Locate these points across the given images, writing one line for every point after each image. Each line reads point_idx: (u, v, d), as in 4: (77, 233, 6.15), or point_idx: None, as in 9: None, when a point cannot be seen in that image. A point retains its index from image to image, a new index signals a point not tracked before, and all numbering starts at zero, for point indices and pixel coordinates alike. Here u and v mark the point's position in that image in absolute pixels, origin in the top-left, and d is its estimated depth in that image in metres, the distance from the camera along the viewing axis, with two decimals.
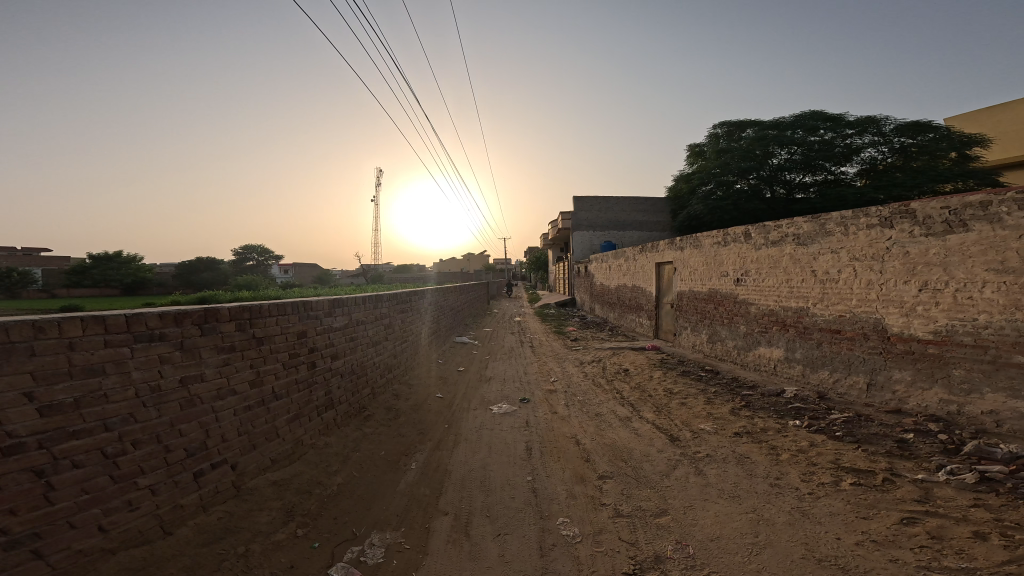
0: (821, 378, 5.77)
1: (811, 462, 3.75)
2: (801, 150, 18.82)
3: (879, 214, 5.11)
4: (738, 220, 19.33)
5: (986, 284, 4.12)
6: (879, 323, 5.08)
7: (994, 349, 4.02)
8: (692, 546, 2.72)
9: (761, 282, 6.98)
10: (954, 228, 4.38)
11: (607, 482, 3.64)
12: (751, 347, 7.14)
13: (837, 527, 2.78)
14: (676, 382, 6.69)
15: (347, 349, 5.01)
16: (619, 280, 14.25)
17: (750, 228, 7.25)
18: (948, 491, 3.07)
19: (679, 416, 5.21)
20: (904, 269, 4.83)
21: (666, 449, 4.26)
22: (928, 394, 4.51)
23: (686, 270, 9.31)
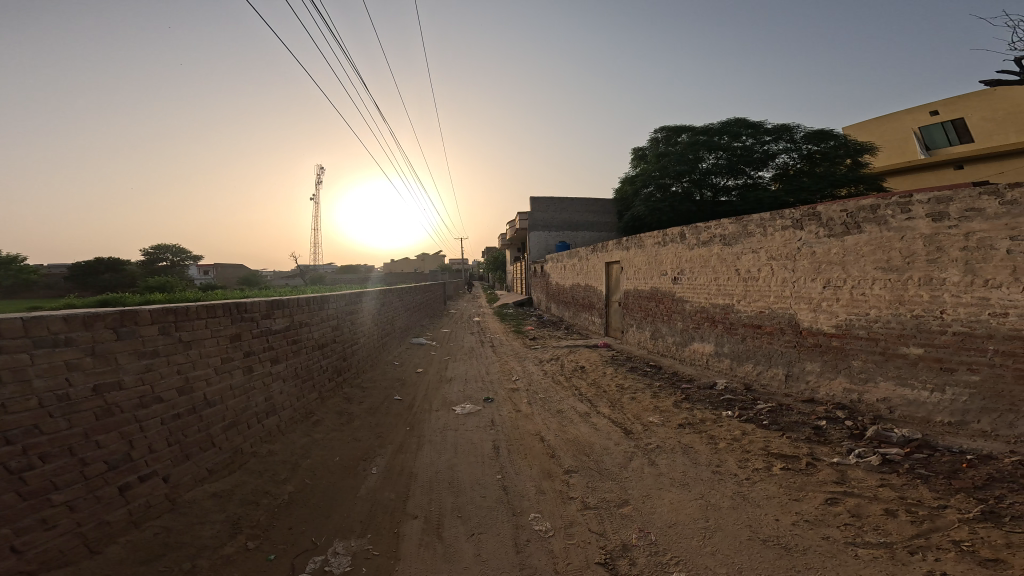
0: (746, 371, 6.24)
1: (745, 449, 4.05)
2: (726, 155, 20.15)
3: (791, 216, 5.58)
4: (676, 220, 20.26)
5: (876, 282, 4.66)
6: (792, 319, 5.58)
7: (883, 341, 4.56)
8: (654, 533, 2.86)
9: (694, 280, 7.42)
10: (851, 229, 4.90)
11: (572, 476, 3.73)
12: (687, 342, 7.58)
13: (774, 509, 3.03)
14: (627, 378, 6.96)
15: (289, 353, 4.75)
16: (572, 279, 14.58)
17: (685, 229, 7.67)
18: (860, 472, 3.44)
19: (632, 410, 5.43)
20: (811, 268, 5.35)
21: (621, 442, 4.44)
22: (834, 384, 5.02)
23: (631, 269, 9.69)
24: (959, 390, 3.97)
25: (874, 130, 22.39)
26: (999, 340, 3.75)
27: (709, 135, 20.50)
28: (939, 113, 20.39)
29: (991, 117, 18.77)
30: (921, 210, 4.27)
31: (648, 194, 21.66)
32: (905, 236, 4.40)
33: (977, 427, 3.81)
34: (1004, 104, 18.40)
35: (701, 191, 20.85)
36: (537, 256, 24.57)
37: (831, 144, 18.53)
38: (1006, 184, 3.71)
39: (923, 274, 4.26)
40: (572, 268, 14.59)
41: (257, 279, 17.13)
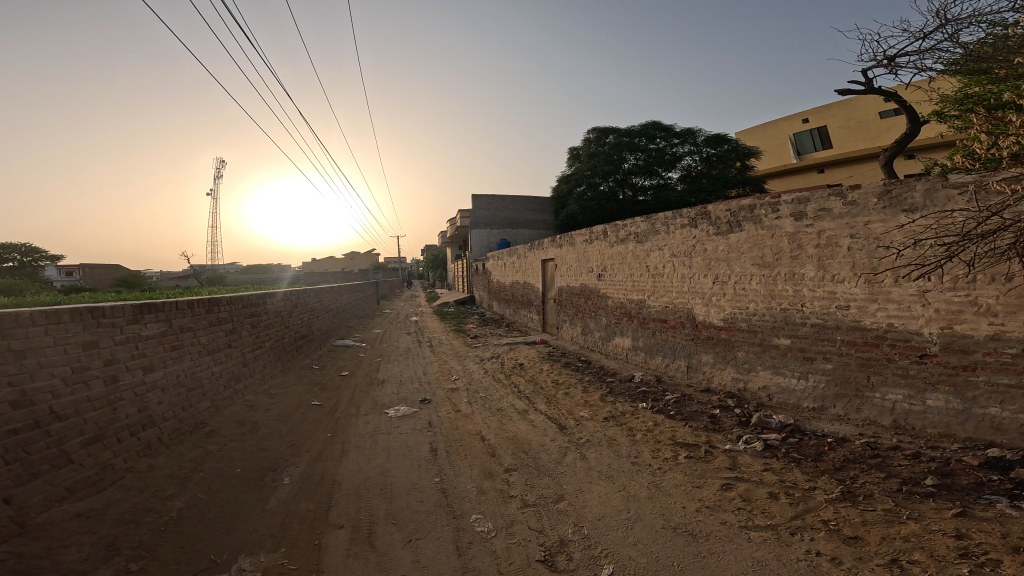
0: (657, 363, 6.72)
1: (657, 439, 4.40)
2: (644, 155, 21.28)
3: (688, 216, 6.08)
4: (602, 219, 21.39)
5: (754, 277, 5.25)
6: (691, 313, 6.11)
7: (760, 333, 5.19)
8: (587, 527, 3.00)
9: (614, 278, 7.81)
10: (733, 228, 5.47)
11: (512, 474, 3.79)
12: (611, 337, 7.98)
13: (681, 497, 3.34)
14: (562, 374, 7.18)
15: (168, 360, 4.24)
16: (511, 277, 14.64)
17: (606, 228, 8.02)
18: (747, 458, 3.89)
19: (566, 406, 5.63)
20: (703, 264, 5.89)
21: (556, 438, 4.58)
22: (725, 374, 5.60)
23: (563, 266, 9.94)
24: (820, 377, 4.62)
25: (758, 137, 25.02)
26: (845, 331, 4.43)
27: (631, 138, 21.64)
28: (809, 120, 22.84)
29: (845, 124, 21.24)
30: (787, 210, 4.86)
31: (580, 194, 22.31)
32: (774, 234, 5.02)
33: (833, 411, 4.46)
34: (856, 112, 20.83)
35: (624, 190, 21.78)
36: (478, 254, 24.23)
37: (726, 148, 20.59)
38: (847, 187, 4.36)
39: (787, 269, 4.91)
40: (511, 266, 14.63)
41: (143, 283, 14.81)
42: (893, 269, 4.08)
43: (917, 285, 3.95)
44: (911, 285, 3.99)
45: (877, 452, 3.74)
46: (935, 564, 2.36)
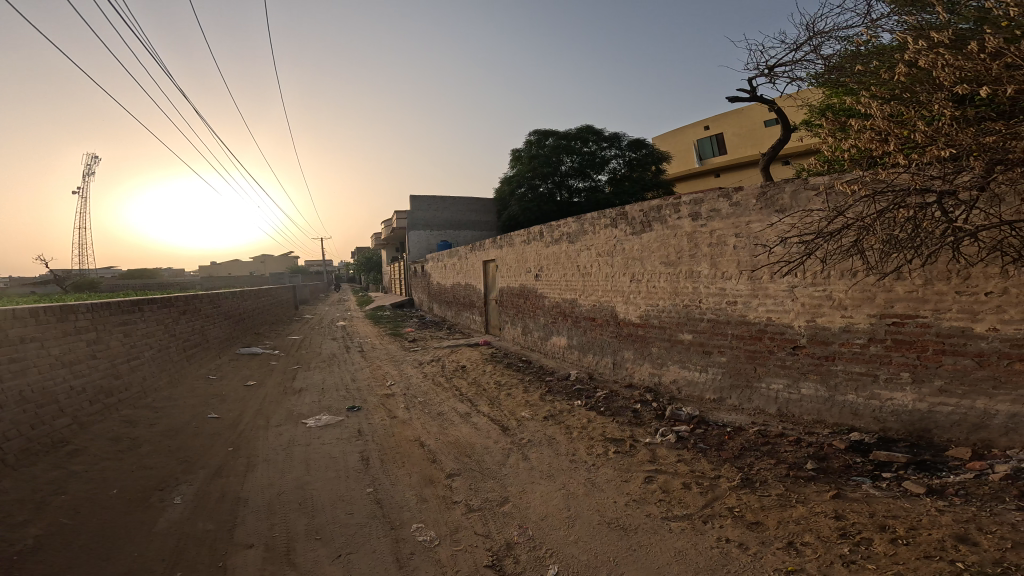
0: (589, 361, 6.98)
1: (591, 436, 4.60)
2: (579, 159, 21.89)
3: (610, 215, 6.38)
4: (541, 219, 21.95)
5: (661, 275, 5.68)
6: (614, 312, 6.44)
7: (667, 330, 5.65)
8: (531, 528, 3.07)
9: (549, 277, 7.98)
10: (644, 227, 5.86)
11: (455, 479, 3.77)
12: (549, 335, 8.14)
13: (613, 491, 3.53)
14: (504, 374, 7.22)
15: (6, 376, 3.67)
16: (452, 276, 14.41)
17: (541, 228, 8.14)
18: (664, 450, 4.18)
19: (508, 406, 5.69)
20: (622, 263, 6.23)
21: (498, 439, 4.64)
22: (643, 369, 5.97)
23: (503, 267, 9.97)
24: (717, 369, 5.11)
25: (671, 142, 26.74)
26: (733, 325, 4.95)
27: (568, 140, 22.18)
28: (709, 126, 24.49)
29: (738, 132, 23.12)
30: (686, 210, 5.30)
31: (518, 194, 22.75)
32: (676, 233, 5.47)
33: (730, 402, 4.95)
34: (746, 121, 22.64)
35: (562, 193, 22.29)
36: (417, 254, 23.60)
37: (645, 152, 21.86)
38: (733, 190, 4.83)
39: (687, 266, 5.37)
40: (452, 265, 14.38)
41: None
42: (768, 265, 4.61)
43: (787, 280, 4.50)
44: (782, 281, 4.55)
45: (767, 438, 4.21)
46: (823, 545, 2.70)
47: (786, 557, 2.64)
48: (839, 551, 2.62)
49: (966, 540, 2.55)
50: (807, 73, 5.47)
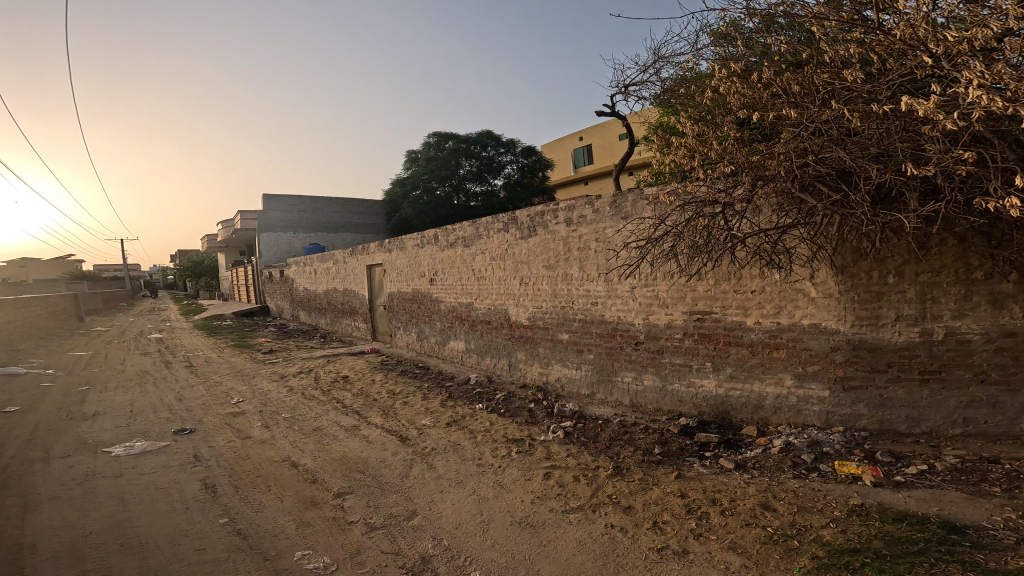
0: (487, 364, 7.02)
1: (494, 438, 4.64)
2: (478, 163, 22.02)
3: (502, 220, 6.51)
4: (439, 222, 21.58)
5: (545, 279, 5.95)
6: (507, 314, 6.58)
7: (549, 329, 5.94)
8: (446, 538, 2.99)
9: (444, 281, 7.89)
10: (529, 232, 6.10)
11: (347, 499, 3.52)
12: (445, 341, 8.04)
13: (520, 491, 3.61)
14: (398, 383, 6.94)
15: None
16: (326, 284, 13.47)
17: (437, 231, 8.01)
18: (557, 446, 4.37)
19: (404, 415, 5.49)
20: (514, 267, 6.39)
21: (398, 451, 4.45)
22: (533, 368, 6.19)
23: (392, 271, 9.62)
24: (587, 366, 5.53)
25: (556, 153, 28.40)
26: (597, 325, 5.43)
27: (467, 143, 22.18)
28: (583, 138, 26.34)
29: (602, 144, 25.17)
30: (562, 216, 5.64)
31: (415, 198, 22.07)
32: (555, 238, 5.78)
33: (600, 396, 5.40)
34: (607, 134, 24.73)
35: (459, 196, 22.06)
36: (271, 261, 21.09)
37: (539, 160, 22.81)
38: (595, 197, 5.29)
39: (563, 270, 5.72)
40: (326, 270, 13.41)
41: None
42: (617, 268, 5.18)
43: (630, 282, 5.10)
44: (625, 283, 5.14)
45: (625, 427, 4.64)
46: (677, 522, 3.06)
47: (655, 537, 2.93)
48: (690, 526, 3.00)
49: (768, 508, 3.11)
50: (652, 93, 6.28)
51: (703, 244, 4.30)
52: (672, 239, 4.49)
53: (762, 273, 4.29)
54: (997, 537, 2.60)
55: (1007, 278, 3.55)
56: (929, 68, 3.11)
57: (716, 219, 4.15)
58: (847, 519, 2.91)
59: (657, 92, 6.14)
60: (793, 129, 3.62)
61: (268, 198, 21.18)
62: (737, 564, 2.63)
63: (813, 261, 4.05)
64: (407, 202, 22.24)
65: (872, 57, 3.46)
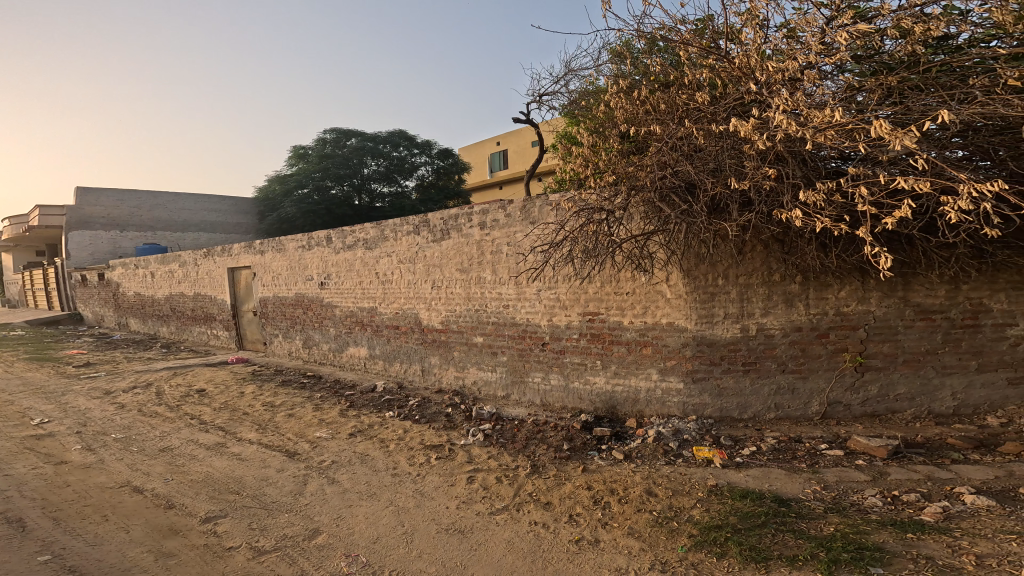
0: (396, 369, 6.80)
1: (409, 446, 4.49)
2: (386, 164, 21.29)
3: (414, 224, 6.37)
4: (333, 223, 20.65)
5: (459, 282, 5.92)
6: (418, 319, 6.45)
7: (464, 334, 5.92)
8: (363, 554, 2.85)
9: (341, 285, 7.50)
10: (444, 236, 6.02)
11: (220, 523, 3.19)
12: (342, 348, 7.63)
13: (443, 497, 3.54)
14: (274, 395, 6.44)
15: None
16: (171, 287, 11.98)
17: (330, 233, 7.61)
18: (480, 449, 4.36)
19: (289, 429, 5.10)
20: (425, 270, 6.28)
21: (286, 467, 4.14)
22: (448, 372, 6.12)
23: (266, 275, 8.95)
24: (501, 368, 5.61)
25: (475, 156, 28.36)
26: (510, 327, 5.51)
27: (376, 143, 21.50)
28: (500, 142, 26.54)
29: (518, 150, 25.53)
30: (476, 219, 5.67)
31: (298, 199, 20.29)
32: (470, 243, 5.77)
33: (514, 397, 5.51)
34: (522, 140, 25.13)
35: (358, 196, 21.12)
36: (84, 262, 17.08)
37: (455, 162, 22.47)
38: (508, 201, 5.36)
39: (476, 273, 5.74)
40: (167, 272, 12.03)
41: None
42: (526, 272, 5.32)
43: (537, 285, 5.26)
44: (533, 285, 5.29)
45: (539, 426, 4.76)
46: (588, 513, 3.22)
47: (573, 529, 3.06)
48: (599, 516, 3.18)
49: (652, 492, 3.42)
50: (562, 103, 6.54)
51: (594, 248, 4.66)
52: (569, 243, 4.81)
53: (632, 275, 4.74)
54: (812, 507, 3.16)
55: (794, 280, 4.40)
56: (754, 92, 3.83)
57: (602, 225, 4.53)
58: (708, 498, 3.32)
59: (565, 102, 6.42)
60: (657, 143, 4.18)
61: (82, 188, 17.29)
62: (637, 547, 2.85)
63: (668, 264, 4.58)
64: (289, 201, 20.27)
65: (716, 82, 4.17)
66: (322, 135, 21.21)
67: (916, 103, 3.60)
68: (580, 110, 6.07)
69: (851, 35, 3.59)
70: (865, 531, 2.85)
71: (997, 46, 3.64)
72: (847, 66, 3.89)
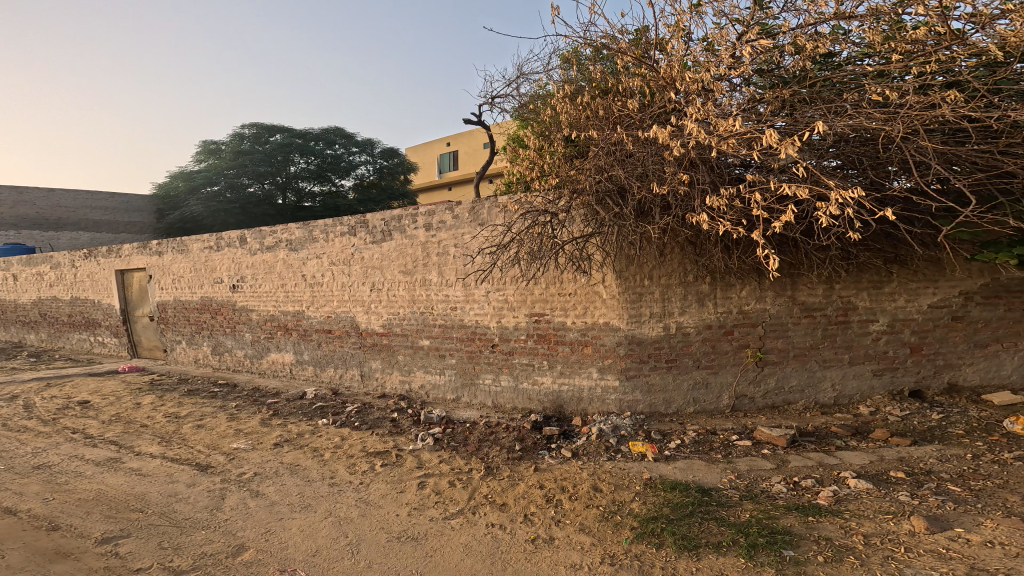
0: (329, 375, 6.38)
1: (348, 454, 4.20)
2: (318, 161, 20.25)
3: (348, 224, 6.04)
4: (248, 223, 19.27)
5: (401, 284, 5.68)
6: (354, 322, 6.10)
7: (409, 336, 5.68)
8: (299, 569, 2.63)
9: (258, 287, 6.96)
10: (385, 237, 5.75)
11: (122, 544, 2.87)
12: (262, 354, 7.05)
13: (392, 505, 3.33)
14: (177, 405, 5.83)
15: None
16: (44, 289, 10.50)
17: (245, 234, 7.04)
18: (429, 453, 4.17)
19: (201, 441, 4.61)
20: (361, 272, 5.98)
21: (198, 481, 3.74)
22: (392, 377, 5.84)
23: (165, 278, 8.13)
24: (451, 371, 5.43)
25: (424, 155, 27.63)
26: (458, 329, 5.36)
27: (307, 140, 20.31)
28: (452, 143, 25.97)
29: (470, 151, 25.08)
30: (422, 220, 5.48)
31: (210, 195, 18.76)
32: (413, 245, 5.56)
33: (465, 399, 5.35)
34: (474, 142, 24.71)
35: (283, 195, 19.96)
36: None
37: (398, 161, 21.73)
38: (456, 202, 5.23)
39: (421, 275, 5.53)
40: (33, 274, 10.62)
41: None
42: (475, 274, 5.20)
43: (485, 287, 5.16)
44: (482, 287, 5.18)
45: (492, 427, 4.64)
46: (543, 512, 3.16)
47: (528, 528, 3.00)
48: (552, 514, 3.14)
49: (597, 488, 3.44)
50: (513, 106, 6.52)
51: (538, 251, 4.65)
52: (516, 245, 4.79)
53: (574, 276, 4.78)
54: (729, 495, 3.32)
55: (705, 280, 4.65)
56: (674, 101, 4.03)
57: (547, 228, 4.59)
58: (645, 491, 3.39)
59: (517, 106, 6.41)
60: (596, 148, 4.29)
61: None
62: (588, 542, 2.83)
63: (604, 266, 4.68)
64: (194, 198, 18.65)
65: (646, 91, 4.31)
66: (239, 130, 19.70)
67: (802, 115, 3.93)
68: (529, 113, 6.06)
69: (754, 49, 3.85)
70: (775, 516, 3.04)
71: (868, 64, 4.07)
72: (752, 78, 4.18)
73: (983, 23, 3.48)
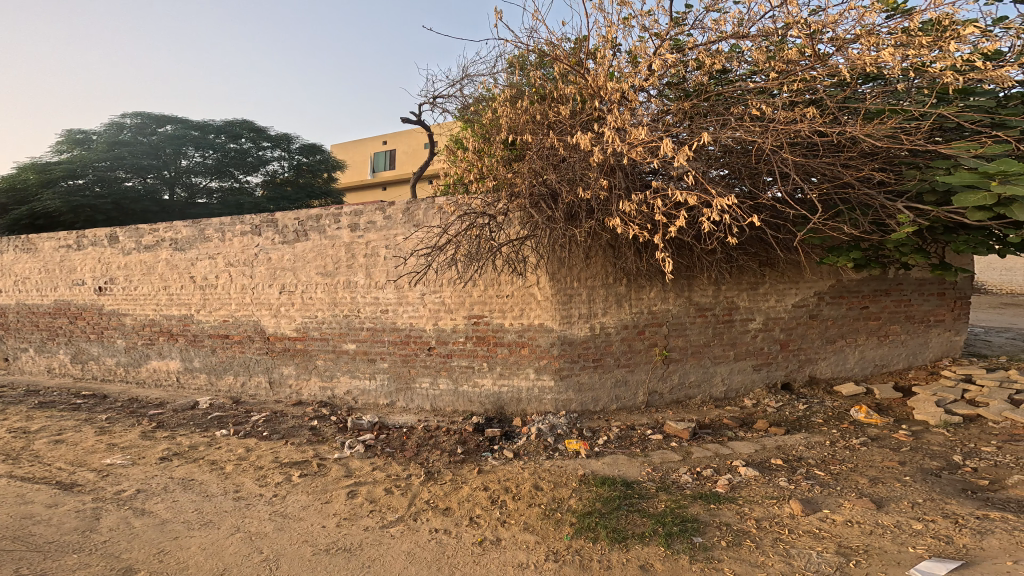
0: (227, 383, 5.65)
1: (257, 466, 3.70)
2: (217, 155, 18.48)
3: (251, 223, 5.43)
4: (127, 219, 16.19)
5: (319, 286, 5.22)
6: (258, 326, 5.48)
7: (331, 339, 5.21)
8: None
9: (132, 290, 6.01)
10: (300, 237, 5.25)
11: None
12: (140, 362, 6.06)
13: (315, 516, 2.97)
14: (26, 418, 4.81)
15: None
16: None
17: (116, 231, 6.05)
18: (358, 460, 3.82)
19: (63, 458, 3.83)
20: (267, 274, 5.40)
21: (61, 501, 3.09)
22: (310, 383, 5.31)
23: (5, 280, 6.73)
24: (382, 376, 5.07)
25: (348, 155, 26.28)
26: (389, 333, 5.03)
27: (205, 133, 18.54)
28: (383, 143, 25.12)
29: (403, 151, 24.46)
30: (345, 220, 5.08)
31: (69, 189, 15.28)
32: (333, 245, 5.14)
33: (399, 404, 5.03)
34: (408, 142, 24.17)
35: (169, 189, 17.61)
36: None
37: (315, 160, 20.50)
38: (387, 203, 4.95)
39: (345, 277, 5.12)
40: None
41: None
42: (407, 275, 4.93)
43: (420, 288, 4.91)
44: (415, 289, 4.92)
45: (430, 430, 4.38)
46: (489, 513, 3.02)
47: (474, 531, 2.84)
48: (497, 514, 3.01)
49: (538, 486, 3.37)
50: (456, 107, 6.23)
51: (476, 252, 4.61)
52: (452, 247, 4.68)
53: (510, 278, 4.71)
54: (647, 487, 3.42)
55: (621, 281, 4.81)
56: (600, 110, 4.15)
57: (484, 229, 4.56)
58: (580, 487, 3.38)
59: (461, 106, 6.16)
60: (533, 149, 4.34)
61: None
62: (532, 540, 2.75)
63: (538, 267, 4.66)
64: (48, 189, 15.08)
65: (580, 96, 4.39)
66: (116, 119, 17.25)
67: (698, 125, 4.26)
68: (473, 115, 5.90)
69: (665, 65, 4.05)
70: (684, 504, 3.17)
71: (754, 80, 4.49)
72: (661, 90, 4.39)
73: (840, 46, 4.01)
